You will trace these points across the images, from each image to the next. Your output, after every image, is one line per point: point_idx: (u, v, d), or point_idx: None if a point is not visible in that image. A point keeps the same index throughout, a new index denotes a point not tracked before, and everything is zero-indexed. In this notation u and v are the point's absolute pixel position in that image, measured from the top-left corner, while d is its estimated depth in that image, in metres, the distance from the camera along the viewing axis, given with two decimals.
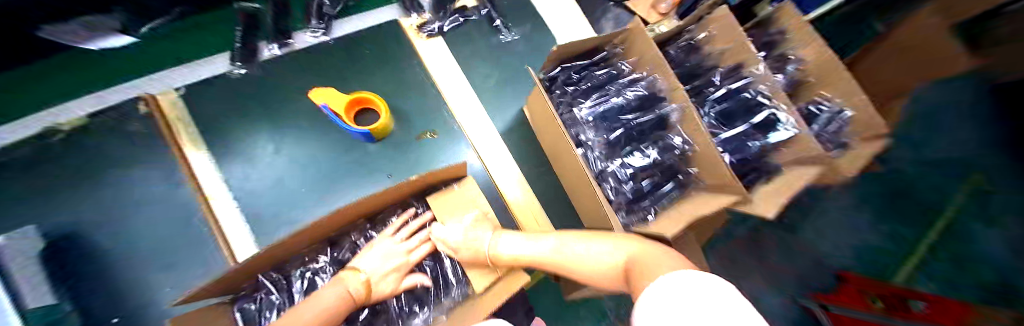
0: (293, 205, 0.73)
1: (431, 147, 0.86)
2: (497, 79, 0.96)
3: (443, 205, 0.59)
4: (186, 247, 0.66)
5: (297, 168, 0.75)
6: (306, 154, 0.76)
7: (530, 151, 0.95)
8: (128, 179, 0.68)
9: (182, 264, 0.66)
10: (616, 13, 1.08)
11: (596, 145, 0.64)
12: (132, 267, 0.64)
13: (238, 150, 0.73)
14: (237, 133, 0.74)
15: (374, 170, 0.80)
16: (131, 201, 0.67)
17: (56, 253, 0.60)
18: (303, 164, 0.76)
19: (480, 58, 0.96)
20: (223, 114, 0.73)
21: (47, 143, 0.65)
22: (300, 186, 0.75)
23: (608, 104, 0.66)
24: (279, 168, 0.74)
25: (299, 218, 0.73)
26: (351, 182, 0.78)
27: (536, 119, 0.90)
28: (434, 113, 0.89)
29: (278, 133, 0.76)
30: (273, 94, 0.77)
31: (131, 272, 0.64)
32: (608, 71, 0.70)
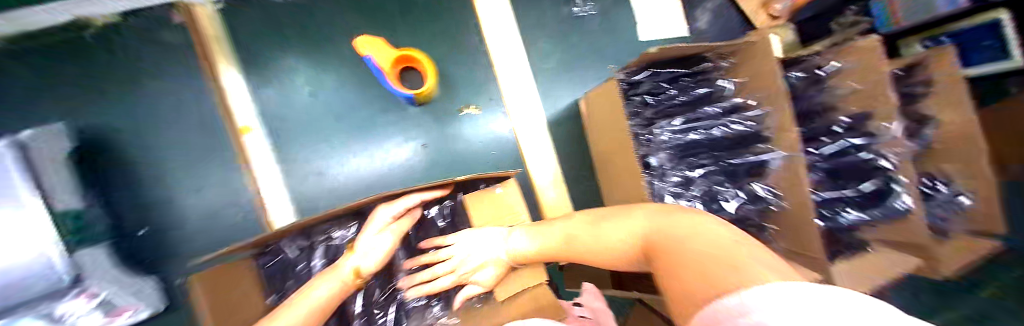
0: (322, 156, 0.70)
1: (471, 124, 0.79)
2: (558, 60, 0.84)
3: (478, 203, 0.55)
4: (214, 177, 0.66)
5: (329, 118, 0.70)
6: (340, 106, 0.70)
7: (573, 149, 0.85)
8: (162, 93, 0.65)
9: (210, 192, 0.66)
10: (717, 5, 0.88)
11: (668, 175, 0.55)
12: (166, 183, 0.65)
13: (273, 86, 0.68)
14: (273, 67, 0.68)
15: (410, 137, 0.75)
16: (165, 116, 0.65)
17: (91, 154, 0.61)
18: (335, 116, 0.70)
19: (546, 31, 0.82)
20: (262, 42, 0.67)
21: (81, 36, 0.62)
22: (329, 138, 0.70)
23: (695, 132, 0.56)
24: (311, 114, 0.69)
25: (326, 171, 0.70)
26: (382, 145, 0.73)
27: (592, 118, 0.78)
28: (480, 87, 0.79)
29: (316, 75, 0.69)
30: (317, 31, 0.69)
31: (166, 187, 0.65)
32: (706, 89, 0.56)
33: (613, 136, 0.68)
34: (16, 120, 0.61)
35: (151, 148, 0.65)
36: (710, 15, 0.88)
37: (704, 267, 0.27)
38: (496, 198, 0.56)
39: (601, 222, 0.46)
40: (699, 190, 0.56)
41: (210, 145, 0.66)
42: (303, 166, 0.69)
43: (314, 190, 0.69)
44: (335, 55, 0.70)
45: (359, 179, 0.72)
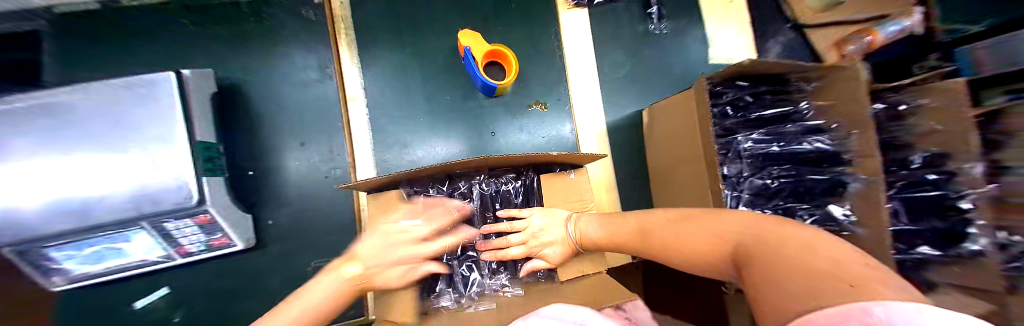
0: (408, 130, 0.78)
1: (538, 121, 0.84)
2: (627, 71, 0.89)
3: (555, 187, 0.58)
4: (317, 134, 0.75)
5: (421, 97, 0.78)
6: (431, 88, 0.79)
7: (630, 155, 0.88)
8: (285, 57, 0.75)
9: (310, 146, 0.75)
10: (786, 37, 0.90)
11: (741, 185, 0.58)
12: (275, 134, 0.74)
13: (380, 63, 0.77)
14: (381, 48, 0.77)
15: (484, 124, 0.81)
16: (284, 77, 0.75)
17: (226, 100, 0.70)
18: (427, 95, 0.79)
19: (619, 43, 0.88)
20: (377, 25, 0.78)
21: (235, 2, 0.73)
22: (415, 115, 0.78)
23: (773, 148, 0.58)
24: (405, 92, 0.78)
25: (409, 143, 0.77)
26: (462, 126, 0.80)
27: (654, 128, 0.81)
28: (552, 85, 0.85)
29: (415, 60, 0.79)
30: (423, 23, 0.79)
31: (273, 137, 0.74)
32: (786, 109, 0.59)
33: (680, 144, 0.71)
34: (165, 63, 0.70)
35: (269, 103, 0.73)
36: (778, 45, 0.90)
37: (807, 281, 0.22)
38: (571, 184, 0.59)
39: (679, 222, 0.43)
40: (771, 203, 0.58)
41: (318, 108, 0.75)
42: (389, 136, 0.77)
43: (396, 159, 0.77)
44: (435, 45, 0.79)
45: (435, 156, 0.79)
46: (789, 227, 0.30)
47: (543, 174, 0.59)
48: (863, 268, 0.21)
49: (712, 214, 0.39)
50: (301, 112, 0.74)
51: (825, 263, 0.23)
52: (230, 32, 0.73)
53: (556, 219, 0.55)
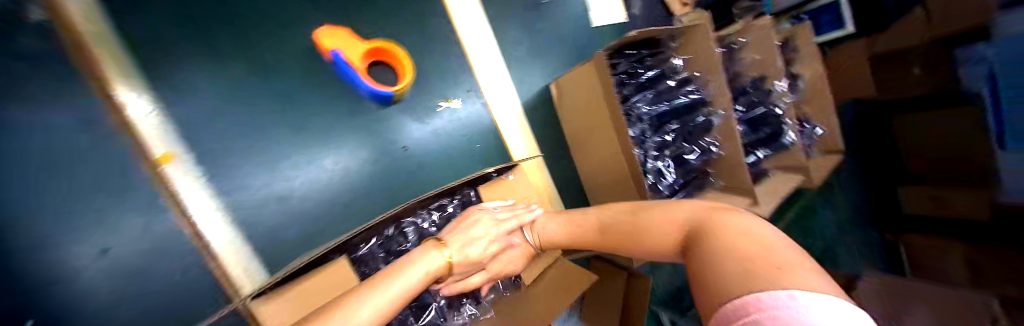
0: (282, 174, 0.59)
1: (452, 119, 0.76)
2: (526, 48, 0.88)
3: (494, 195, 0.55)
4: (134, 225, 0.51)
5: (290, 131, 0.60)
6: (301, 112, 0.61)
7: (550, 131, 0.90)
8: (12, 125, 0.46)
9: (125, 247, 0.50)
10: None
11: (648, 142, 0.65)
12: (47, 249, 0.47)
13: (206, 98, 0.55)
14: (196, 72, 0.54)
15: (388, 139, 0.68)
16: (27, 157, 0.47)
17: None
18: (297, 127, 0.61)
19: (512, 20, 0.86)
20: (183, 42, 0.54)
21: None
22: (288, 150, 0.60)
23: (664, 103, 0.66)
24: (259, 125, 0.58)
25: (290, 191, 0.59)
26: (360, 150, 0.65)
27: (565, 100, 0.83)
28: (457, 78, 0.77)
29: (260, 80, 0.58)
30: (253, 24, 0.59)
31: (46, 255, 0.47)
32: (663, 66, 0.68)
33: (589, 114, 0.75)
34: None
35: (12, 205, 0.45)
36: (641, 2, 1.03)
37: (730, 263, 0.24)
38: (510, 187, 0.57)
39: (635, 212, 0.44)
40: (672, 151, 0.67)
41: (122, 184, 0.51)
42: (258, 189, 0.57)
43: (278, 216, 0.58)
44: (284, 52, 0.60)
45: (336, 195, 0.63)
46: (737, 216, 0.31)
47: (479, 186, 0.55)
48: (788, 253, 0.23)
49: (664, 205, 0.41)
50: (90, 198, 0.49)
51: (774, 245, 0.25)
52: None
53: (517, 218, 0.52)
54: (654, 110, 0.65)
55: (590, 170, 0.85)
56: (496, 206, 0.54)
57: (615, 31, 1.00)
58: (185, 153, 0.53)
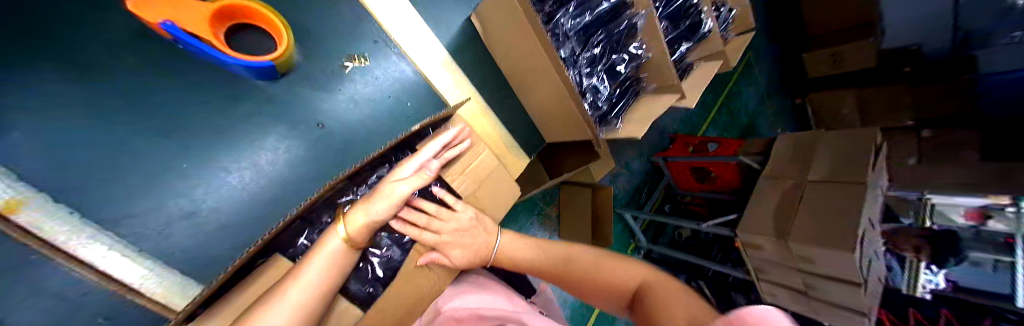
0: (177, 190, 0.51)
1: (366, 80, 0.67)
2: None
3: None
4: None
5: (166, 140, 0.51)
6: (168, 112, 0.51)
7: (485, 70, 0.84)
8: None
9: None
10: None
11: (579, 58, 0.63)
12: None
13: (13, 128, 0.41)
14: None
15: (295, 118, 0.60)
16: None
17: None
18: (169, 132, 0.51)
19: None
20: None
21: None
22: (175, 161, 0.51)
23: (589, 11, 0.62)
24: (117, 143, 0.48)
25: (200, 206, 0.53)
26: (267, 141, 0.58)
27: (490, 32, 0.76)
28: (355, 30, 0.66)
29: (86, 85, 0.46)
30: (30, 9, 0.43)
31: None
32: None
33: (517, 41, 0.70)
34: None
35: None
36: None
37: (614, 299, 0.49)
38: None
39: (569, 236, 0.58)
40: (603, 64, 0.67)
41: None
42: (154, 213, 0.50)
43: (194, 236, 0.52)
44: (106, 40, 0.47)
45: (259, 195, 0.57)
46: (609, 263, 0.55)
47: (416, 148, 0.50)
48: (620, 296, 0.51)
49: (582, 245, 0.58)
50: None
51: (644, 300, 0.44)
52: None
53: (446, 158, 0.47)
54: (578, 23, 0.62)
55: (534, 103, 0.84)
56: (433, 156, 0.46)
57: None
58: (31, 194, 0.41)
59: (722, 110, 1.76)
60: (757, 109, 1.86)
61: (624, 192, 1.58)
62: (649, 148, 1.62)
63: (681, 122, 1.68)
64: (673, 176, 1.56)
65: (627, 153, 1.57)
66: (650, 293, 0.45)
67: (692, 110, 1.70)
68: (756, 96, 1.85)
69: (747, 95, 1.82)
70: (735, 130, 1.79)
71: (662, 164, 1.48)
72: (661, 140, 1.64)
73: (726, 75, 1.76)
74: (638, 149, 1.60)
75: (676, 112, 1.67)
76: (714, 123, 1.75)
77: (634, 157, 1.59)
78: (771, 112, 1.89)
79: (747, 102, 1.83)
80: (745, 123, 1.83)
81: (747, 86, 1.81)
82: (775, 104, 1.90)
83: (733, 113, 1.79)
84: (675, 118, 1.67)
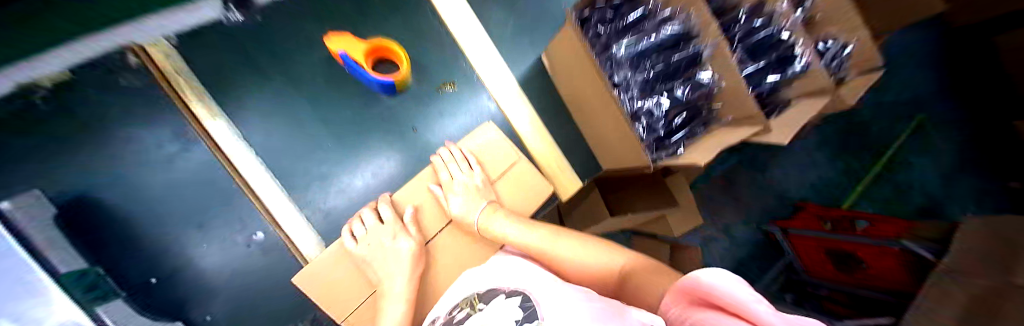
0: (301, 187, 0.67)
1: (453, 99, 0.83)
2: (512, 25, 0.93)
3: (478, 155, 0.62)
4: (219, 205, 0.61)
5: (313, 117, 0.70)
6: (314, 102, 0.71)
7: (550, 102, 0.94)
8: (146, 133, 0.61)
9: (216, 221, 0.61)
10: None
11: (632, 83, 0.66)
12: (161, 227, 0.58)
13: (254, 93, 0.67)
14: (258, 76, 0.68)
15: (402, 124, 0.77)
16: (156, 161, 0.60)
17: (78, 218, 0.56)
18: (316, 109, 0.71)
19: (494, 1, 0.92)
20: (221, 66, 0.67)
21: (38, 114, 0.57)
22: (324, 146, 0.70)
23: (646, 39, 0.66)
24: (302, 133, 0.69)
25: (328, 173, 0.69)
26: (374, 138, 0.75)
27: (556, 66, 0.85)
28: (452, 63, 0.85)
29: (282, 84, 0.70)
30: (273, 41, 0.71)
31: (164, 231, 0.59)
32: (644, 7, 0.68)
33: (576, 70, 0.76)
34: None
35: (114, 198, 0.58)
36: None
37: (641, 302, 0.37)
38: (488, 149, 0.63)
39: (559, 237, 0.49)
40: (659, 90, 0.68)
41: (201, 159, 0.61)
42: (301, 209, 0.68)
43: (327, 196, 0.68)
44: (307, 61, 0.72)
45: (367, 185, 0.72)
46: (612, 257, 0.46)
47: (465, 158, 0.59)
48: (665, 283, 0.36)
49: (596, 248, 0.48)
50: (176, 177, 0.60)
51: (636, 292, 0.39)
52: (46, 152, 0.57)
53: (471, 173, 0.57)
54: (637, 51, 0.66)
55: (596, 133, 0.84)
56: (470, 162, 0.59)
57: None
58: (246, 148, 0.64)
59: (883, 177, 1.33)
60: (944, 184, 1.33)
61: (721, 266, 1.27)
62: (761, 216, 1.29)
63: (814, 191, 1.32)
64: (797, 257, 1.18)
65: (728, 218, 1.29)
66: (641, 277, 0.40)
67: (830, 167, 1.33)
68: (948, 170, 1.34)
69: (923, 158, 1.34)
70: (916, 209, 1.30)
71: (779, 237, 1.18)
72: (775, 208, 1.31)
73: (887, 120, 1.35)
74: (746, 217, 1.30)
75: (803, 174, 1.32)
76: (872, 197, 1.32)
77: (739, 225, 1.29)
78: (958, 193, 1.33)
79: (930, 173, 1.33)
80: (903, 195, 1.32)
81: (922, 151, 1.34)
82: (983, 179, 1.33)
83: (900, 180, 1.33)
84: (802, 183, 1.32)
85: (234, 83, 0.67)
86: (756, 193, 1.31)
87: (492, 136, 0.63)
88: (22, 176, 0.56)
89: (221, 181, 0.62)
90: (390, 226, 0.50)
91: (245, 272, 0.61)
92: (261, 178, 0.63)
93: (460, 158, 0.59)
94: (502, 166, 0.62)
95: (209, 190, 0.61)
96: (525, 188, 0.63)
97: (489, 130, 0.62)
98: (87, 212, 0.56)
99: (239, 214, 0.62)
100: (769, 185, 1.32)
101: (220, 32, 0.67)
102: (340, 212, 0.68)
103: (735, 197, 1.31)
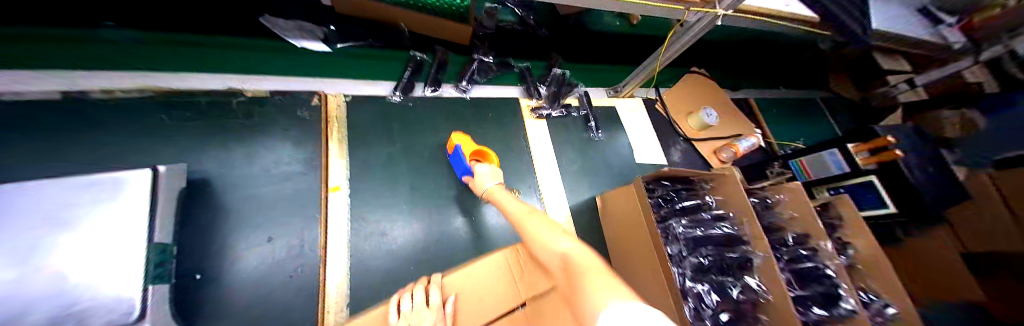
0: (363, 236, 0.72)
1: None
2: (580, 168, 1.11)
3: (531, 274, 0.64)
4: (294, 226, 0.67)
5: (405, 182, 0.83)
6: (412, 171, 0.85)
7: (595, 241, 0.98)
8: (285, 149, 0.75)
9: (281, 239, 0.66)
10: (682, 146, 1.30)
11: (685, 261, 0.71)
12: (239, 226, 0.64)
13: (374, 149, 0.83)
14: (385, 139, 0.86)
15: (467, 214, 0.86)
16: (277, 172, 0.72)
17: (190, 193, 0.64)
18: (410, 177, 0.84)
19: (572, 146, 1.14)
20: (366, 123, 0.86)
21: (231, 110, 0.75)
22: (400, 209, 0.79)
23: (701, 228, 0.76)
24: (391, 192, 0.80)
25: (390, 233, 0.75)
26: (441, 217, 0.82)
27: (609, 213, 0.95)
28: (525, 178, 0.99)
29: (397, 149, 0.86)
30: (408, 119, 0.92)
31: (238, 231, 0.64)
32: (700, 200, 0.81)
33: (630, 227, 0.84)
34: (110, 165, 0.62)
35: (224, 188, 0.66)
36: (679, 151, 1.29)
37: None
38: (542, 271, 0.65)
39: None
40: (710, 279, 0.71)
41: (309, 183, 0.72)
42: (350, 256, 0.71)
43: (378, 253, 0.72)
44: (422, 140, 0.91)
45: (415, 256, 0.75)
46: None
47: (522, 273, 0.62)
48: None
49: None
50: (281, 190, 0.70)
51: None
52: (212, 135, 0.71)
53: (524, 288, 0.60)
54: (693, 236, 0.74)
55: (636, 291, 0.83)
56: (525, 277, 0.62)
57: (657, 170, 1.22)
58: (346, 188, 0.75)
59: None
60: None
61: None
62: None
63: None
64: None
65: None
66: None
67: None
68: None
69: None
70: None
71: None
72: None
73: None
74: None
75: None
76: None
77: None
78: None
79: None
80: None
81: None
82: None
83: None
84: None
85: (366, 137, 0.84)
86: None
87: None
88: (181, 145, 0.69)
89: (310, 206, 0.70)
90: (432, 312, 0.53)
91: (271, 299, 0.61)
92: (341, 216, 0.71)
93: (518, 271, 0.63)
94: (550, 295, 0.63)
95: (295, 210, 0.69)
96: None
97: None
98: (196, 192, 0.64)
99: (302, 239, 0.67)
100: None
101: (379, 102, 0.91)
102: (382, 274, 0.71)
103: None
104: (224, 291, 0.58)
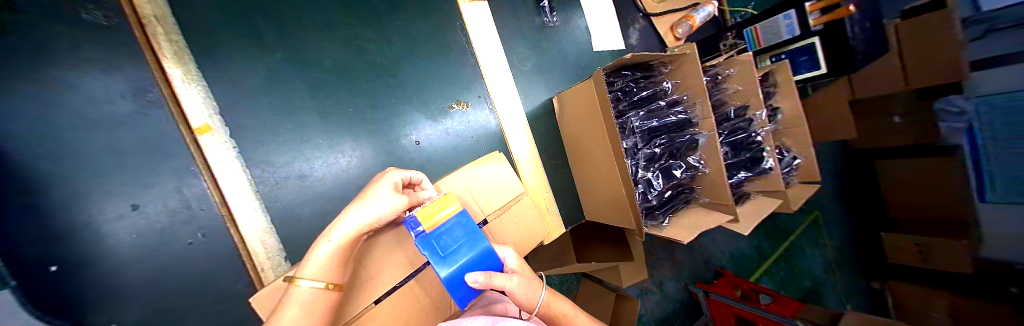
0: (276, 181, 0.61)
1: (463, 120, 0.82)
2: (532, 62, 0.95)
3: (481, 189, 0.60)
4: (169, 186, 0.52)
5: (312, 107, 0.64)
6: (315, 92, 0.65)
7: (551, 142, 0.96)
8: (86, 79, 0.47)
9: (154, 203, 0.50)
10: (643, 24, 1.16)
11: (639, 153, 0.71)
12: (69, 200, 0.44)
13: (249, 67, 0.59)
14: (261, 50, 0.61)
15: (403, 134, 0.74)
16: (97, 118, 0.47)
17: None
18: (317, 100, 0.65)
19: (522, 35, 0.94)
20: (215, 24, 0.57)
21: None
22: (316, 141, 0.65)
23: (657, 117, 0.73)
24: (296, 121, 0.63)
25: (312, 170, 0.64)
26: (373, 141, 0.70)
27: (565, 110, 0.88)
28: (470, 84, 0.84)
29: (285, 62, 0.63)
30: (284, 15, 0.63)
31: (72, 207, 0.45)
32: (658, 86, 0.76)
33: (585, 125, 0.80)
34: None
35: (12, 152, 0.40)
36: (637, 31, 1.16)
37: None
38: (494, 185, 0.62)
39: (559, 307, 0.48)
40: (659, 163, 0.74)
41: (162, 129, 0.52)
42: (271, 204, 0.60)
43: (305, 194, 0.63)
44: (317, 45, 0.66)
45: (352, 188, 0.68)
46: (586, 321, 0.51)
47: (472, 198, 0.58)
48: None
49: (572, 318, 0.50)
50: (117, 143, 0.48)
51: None
52: None
53: (477, 206, 0.58)
54: (649, 126, 0.72)
55: (588, 182, 0.88)
56: (473, 197, 0.58)
57: (614, 55, 1.12)
58: (221, 126, 0.55)
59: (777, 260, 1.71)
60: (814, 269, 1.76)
61: (653, 316, 1.44)
62: (687, 275, 1.53)
63: (729, 261, 1.63)
64: (711, 317, 1.46)
65: (665, 272, 1.49)
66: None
67: (742, 242, 1.68)
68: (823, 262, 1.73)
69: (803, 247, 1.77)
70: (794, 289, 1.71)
71: (701, 298, 1.43)
72: (700, 269, 1.57)
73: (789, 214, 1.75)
74: (678, 273, 1.51)
75: (723, 245, 1.63)
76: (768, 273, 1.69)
77: (672, 279, 1.50)
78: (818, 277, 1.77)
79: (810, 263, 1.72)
80: (790, 270, 1.73)
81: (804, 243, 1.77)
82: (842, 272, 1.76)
83: (783, 261, 1.73)
84: (722, 252, 1.63)
85: (227, 50, 0.57)
86: (688, 254, 1.55)
87: (502, 174, 0.64)
88: None
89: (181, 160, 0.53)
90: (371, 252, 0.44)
91: (185, 269, 0.52)
92: (229, 163, 0.55)
93: (467, 191, 0.57)
94: (507, 206, 0.62)
95: (156, 165, 0.51)
96: (521, 225, 0.65)
97: (498, 163, 0.64)
98: None
99: (183, 196, 0.53)
100: (699, 249, 1.58)
101: None
102: (320, 214, 0.65)
103: (673, 255, 1.51)
104: (95, 279, 0.45)
